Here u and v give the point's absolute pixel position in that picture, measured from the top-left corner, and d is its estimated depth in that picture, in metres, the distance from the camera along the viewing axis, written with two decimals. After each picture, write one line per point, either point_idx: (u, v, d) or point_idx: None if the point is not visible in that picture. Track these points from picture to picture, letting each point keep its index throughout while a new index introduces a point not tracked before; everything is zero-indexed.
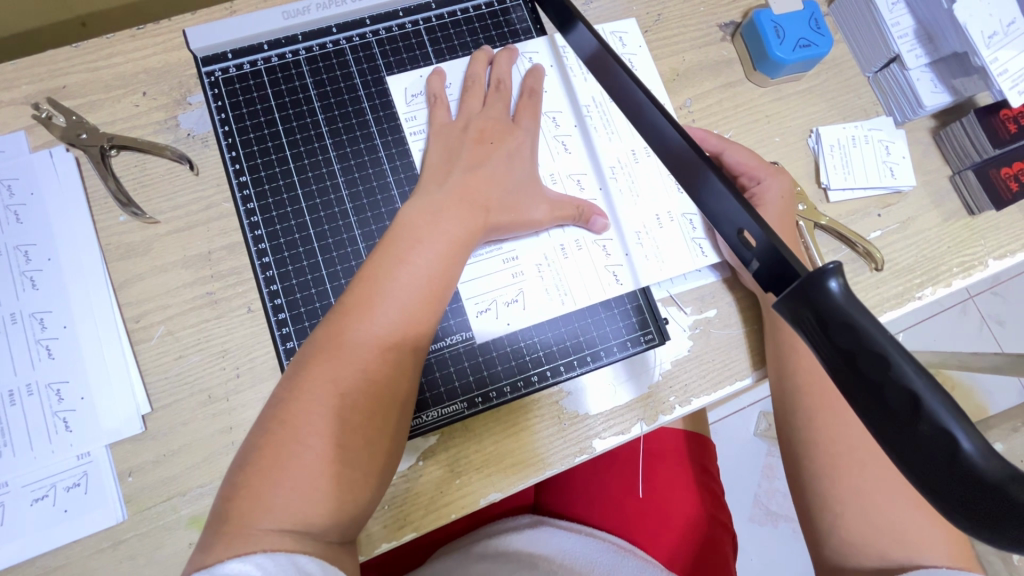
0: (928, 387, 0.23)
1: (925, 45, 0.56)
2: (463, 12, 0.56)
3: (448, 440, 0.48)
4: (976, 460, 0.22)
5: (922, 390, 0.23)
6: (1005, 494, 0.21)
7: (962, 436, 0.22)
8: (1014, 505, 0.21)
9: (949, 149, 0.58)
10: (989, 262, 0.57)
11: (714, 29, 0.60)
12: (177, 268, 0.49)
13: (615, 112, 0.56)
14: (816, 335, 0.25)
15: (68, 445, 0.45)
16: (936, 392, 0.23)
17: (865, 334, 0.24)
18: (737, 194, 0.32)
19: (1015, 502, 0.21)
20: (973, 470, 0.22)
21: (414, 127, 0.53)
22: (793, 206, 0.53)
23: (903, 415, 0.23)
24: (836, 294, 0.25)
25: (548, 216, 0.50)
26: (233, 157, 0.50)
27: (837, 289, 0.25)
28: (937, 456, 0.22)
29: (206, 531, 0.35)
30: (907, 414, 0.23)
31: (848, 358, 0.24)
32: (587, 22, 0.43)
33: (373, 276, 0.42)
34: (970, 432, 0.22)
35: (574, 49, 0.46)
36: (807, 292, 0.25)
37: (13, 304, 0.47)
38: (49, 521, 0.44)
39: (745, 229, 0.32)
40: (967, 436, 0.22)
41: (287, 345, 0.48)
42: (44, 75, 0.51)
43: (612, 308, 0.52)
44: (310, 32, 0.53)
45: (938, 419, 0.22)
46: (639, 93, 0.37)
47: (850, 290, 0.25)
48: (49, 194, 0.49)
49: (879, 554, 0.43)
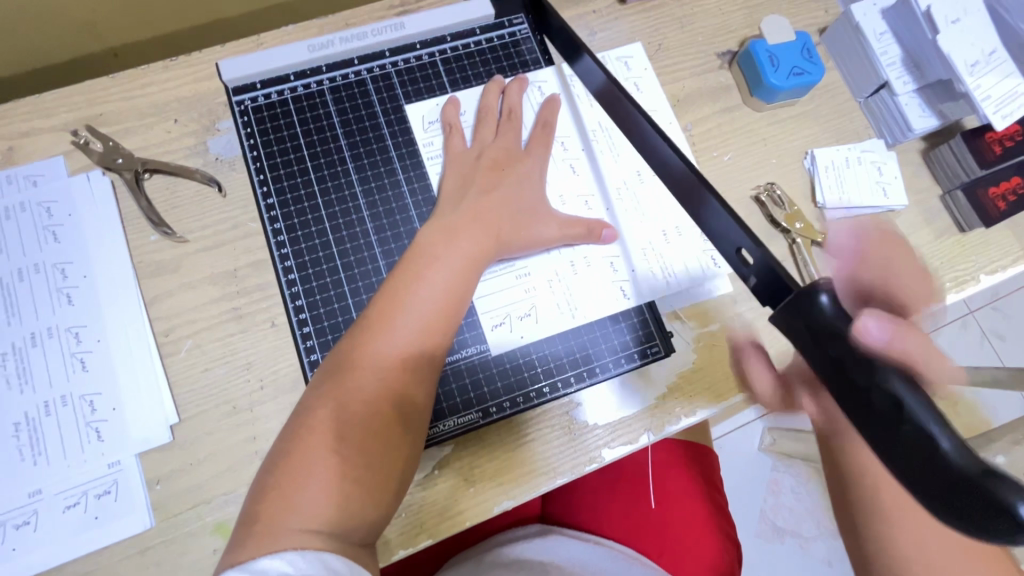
0: (907, 389, 0.26)
1: (912, 72, 0.59)
2: (476, 44, 0.60)
3: (463, 449, 0.50)
4: (950, 457, 0.24)
5: (900, 391, 0.26)
6: (980, 488, 0.23)
7: (940, 435, 0.25)
8: (994, 498, 0.23)
9: (938, 170, 0.61)
10: (981, 277, 0.60)
11: (713, 58, 0.63)
12: (205, 285, 0.51)
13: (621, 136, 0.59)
14: (808, 344, 0.29)
15: (99, 454, 0.47)
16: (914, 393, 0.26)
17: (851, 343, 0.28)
18: (736, 218, 0.34)
19: (991, 496, 0.23)
20: (947, 464, 0.24)
21: (431, 152, 0.56)
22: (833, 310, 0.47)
23: (885, 414, 0.26)
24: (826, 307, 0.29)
25: (557, 235, 0.52)
26: (261, 180, 0.54)
27: (826, 303, 0.28)
28: (916, 451, 0.25)
29: (238, 533, 0.38)
30: (890, 414, 0.26)
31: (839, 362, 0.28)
32: (591, 53, 0.48)
33: (395, 291, 0.45)
34: (946, 430, 0.25)
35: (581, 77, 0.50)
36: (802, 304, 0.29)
37: (49, 319, 0.49)
38: (81, 528, 0.46)
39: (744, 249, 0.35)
40: (946, 436, 0.25)
41: (311, 357, 0.50)
42: (83, 104, 0.54)
43: (619, 322, 0.54)
44: (333, 64, 0.57)
45: (918, 420, 0.25)
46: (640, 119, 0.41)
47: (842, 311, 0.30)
48: (86, 214, 0.52)
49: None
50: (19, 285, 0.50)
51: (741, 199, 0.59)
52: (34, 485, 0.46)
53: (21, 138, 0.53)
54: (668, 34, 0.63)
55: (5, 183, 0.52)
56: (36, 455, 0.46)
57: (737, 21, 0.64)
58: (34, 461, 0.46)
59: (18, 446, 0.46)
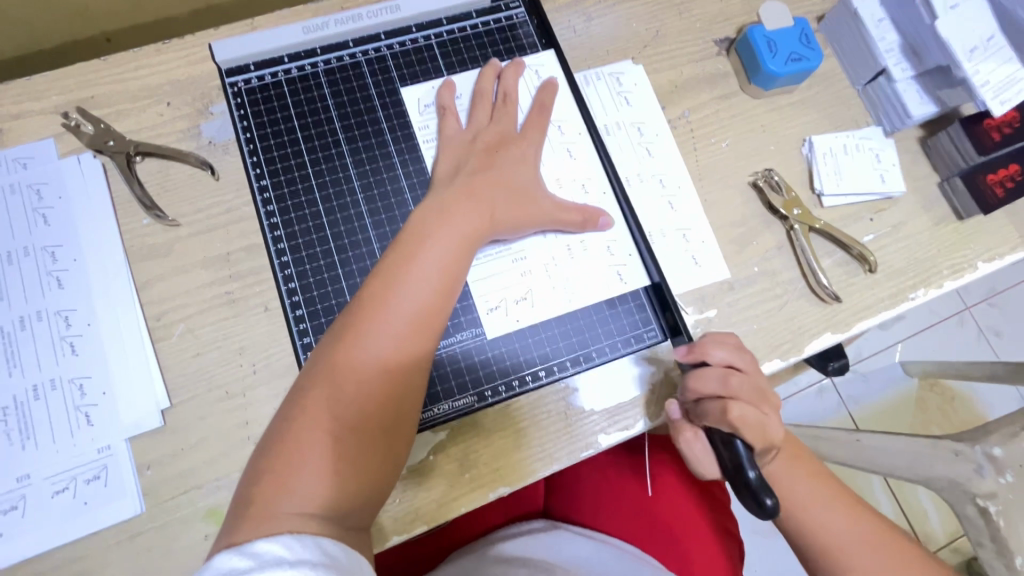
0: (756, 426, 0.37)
1: (910, 58, 0.59)
2: (472, 28, 0.59)
3: (457, 434, 0.49)
4: (749, 479, 0.42)
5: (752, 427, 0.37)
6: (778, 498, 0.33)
7: (749, 467, 0.42)
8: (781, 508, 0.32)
9: (938, 158, 0.61)
10: (979, 265, 0.59)
11: (710, 45, 0.63)
12: (197, 269, 0.51)
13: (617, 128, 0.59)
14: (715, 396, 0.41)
15: (89, 438, 0.46)
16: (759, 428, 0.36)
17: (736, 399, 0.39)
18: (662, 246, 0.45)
19: (758, 497, 0.41)
20: (747, 483, 0.42)
21: (426, 135, 0.55)
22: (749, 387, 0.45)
23: None
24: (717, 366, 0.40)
25: (553, 219, 0.52)
26: (254, 162, 0.53)
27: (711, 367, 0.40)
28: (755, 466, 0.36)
29: (231, 515, 0.37)
30: None
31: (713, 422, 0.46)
32: (558, 49, 0.59)
33: (389, 272, 0.45)
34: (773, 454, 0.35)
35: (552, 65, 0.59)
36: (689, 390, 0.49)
37: (39, 302, 0.48)
38: (70, 514, 0.45)
39: None
40: (752, 469, 0.42)
41: (304, 340, 0.50)
42: (73, 86, 0.53)
43: (616, 306, 0.54)
44: (328, 46, 0.56)
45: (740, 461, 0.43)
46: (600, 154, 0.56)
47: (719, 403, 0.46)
48: (76, 197, 0.51)
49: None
50: (8, 269, 0.49)
51: (739, 186, 0.59)
52: (23, 470, 0.45)
53: (11, 120, 0.52)
54: (666, 20, 0.63)
55: None
56: (25, 439, 0.46)
57: (735, 7, 0.64)
58: (23, 445, 0.46)
59: (6, 431, 0.46)
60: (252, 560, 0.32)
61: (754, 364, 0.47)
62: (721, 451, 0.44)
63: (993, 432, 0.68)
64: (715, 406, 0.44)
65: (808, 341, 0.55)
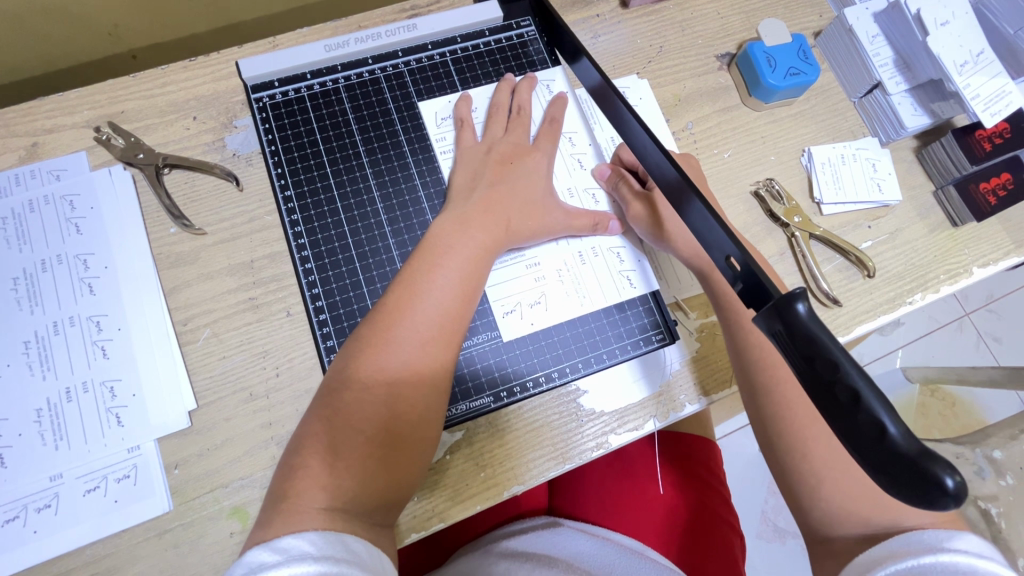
0: (866, 384, 0.30)
1: (903, 72, 0.61)
2: (485, 45, 0.62)
3: (473, 435, 0.51)
4: (897, 441, 0.29)
5: (861, 386, 0.30)
6: (920, 466, 0.28)
7: (887, 422, 0.29)
8: (922, 472, 0.28)
9: (930, 167, 0.63)
10: (974, 270, 0.61)
11: (712, 60, 0.65)
12: (222, 276, 0.53)
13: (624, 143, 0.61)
14: (787, 343, 0.34)
15: (119, 438, 0.48)
16: (872, 389, 0.30)
17: (825, 348, 0.31)
18: (724, 227, 0.40)
19: (925, 472, 0.27)
20: (895, 447, 0.29)
21: (443, 147, 0.58)
22: (650, 210, 0.55)
23: (847, 405, 0.30)
24: (802, 314, 0.33)
25: (564, 227, 0.54)
26: (278, 174, 0.55)
27: (802, 309, 0.33)
28: (871, 436, 0.29)
29: (265, 510, 0.40)
30: (850, 405, 0.30)
31: (792, 334, 0.33)
32: (591, 57, 0.54)
33: (412, 280, 0.47)
34: (896, 420, 0.29)
35: (580, 76, 0.57)
36: (780, 310, 0.33)
37: (71, 308, 0.50)
38: (100, 511, 0.47)
39: (731, 256, 0.41)
40: (895, 423, 0.29)
41: (327, 343, 0.52)
42: (104, 102, 0.56)
43: (625, 310, 0.56)
44: (348, 63, 0.59)
45: (870, 407, 0.30)
46: (635, 123, 0.48)
47: (816, 313, 0.33)
48: (107, 208, 0.53)
49: (864, 519, 0.44)
50: (41, 275, 0.51)
51: (742, 195, 0.61)
52: (56, 469, 0.47)
53: (44, 134, 0.55)
54: (668, 37, 0.65)
55: (29, 178, 0.53)
56: (58, 439, 0.47)
57: (735, 24, 0.67)
58: (55, 445, 0.47)
59: (39, 432, 0.47)
60: (279, 555, 0.34)
61: (644, 194, 0.56)
62: (824, 383, 0.31)
63: (994, 435, 0.76)
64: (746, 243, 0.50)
65: None
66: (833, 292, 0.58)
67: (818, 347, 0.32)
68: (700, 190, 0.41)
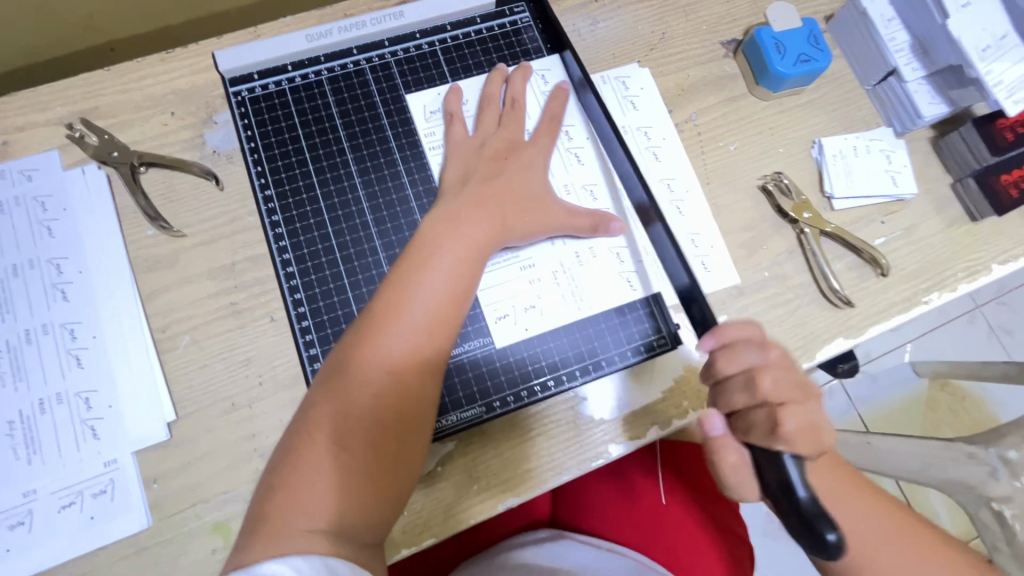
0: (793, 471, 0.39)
1: (920, 58, 0.58)
2: (476, 33, 0.59)
3: (466, 446, 0.49)
4: (810, 512, 0.38)
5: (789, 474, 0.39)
6: (815, 524, 0.38)
7: (800, 489, 0.38)
8: (814, 529, 0.38)
9: (949, 158, 0.60)
10: (993, 267, 0.58)
11: (717, 47, 0.62)
12: (202, 280, 0.50)
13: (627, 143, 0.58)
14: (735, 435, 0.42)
15: (96, 452, 0.46)
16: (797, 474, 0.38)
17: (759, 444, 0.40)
18: (679, 254, 0.47)
19: (816, 528, 0.38)
20: (807, 517, 0.38)
21: (432, 142, 0.55)
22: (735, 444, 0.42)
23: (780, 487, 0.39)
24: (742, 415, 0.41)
25: (559, 226, 0.51)
26: (259, 172, 0.53)
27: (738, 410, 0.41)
28: (798, 515, 0.38)
29: (244, 532, 0.37)
30: (783, 488, 0.39)
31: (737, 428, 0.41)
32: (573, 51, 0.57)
33: (397, 283, 0.44)
34: (808, 494, 0.38)
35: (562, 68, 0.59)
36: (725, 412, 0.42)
37: (45, 315, 0.48)
38: (76, 529, 0.45)
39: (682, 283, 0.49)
40: (807, 495, 0.38)
41: (310, 351, 0.49)
42: (77, 97, 0.53)
43: (625, 313, 0.53)
44: (332, 54, 0.56)
45: (796, 489, 0.38)
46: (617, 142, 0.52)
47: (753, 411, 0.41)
48: (81, 208, 0.51)
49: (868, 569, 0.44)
50: (12, 281, 0.49)
51: (749, 190, 0.58)
52: (30, 485, 0.45)
53: (15, 132, 0.52)
54: (671, 23, 0.62)
55: None
56: (32, 454, 0.45)
57: (741, 8, 0.63)
58: (29, 460, 0.45)
59: (12, 446, 0.45)
60: None
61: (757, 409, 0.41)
62: (767, 470, 0.40)
63: None
64: (742, 379, 0.41)
65: (819, 347, 0.55)
66: (846, 292, 0.56)
67: (757, 447, 0.40)
68: (661, 216, 0.48)
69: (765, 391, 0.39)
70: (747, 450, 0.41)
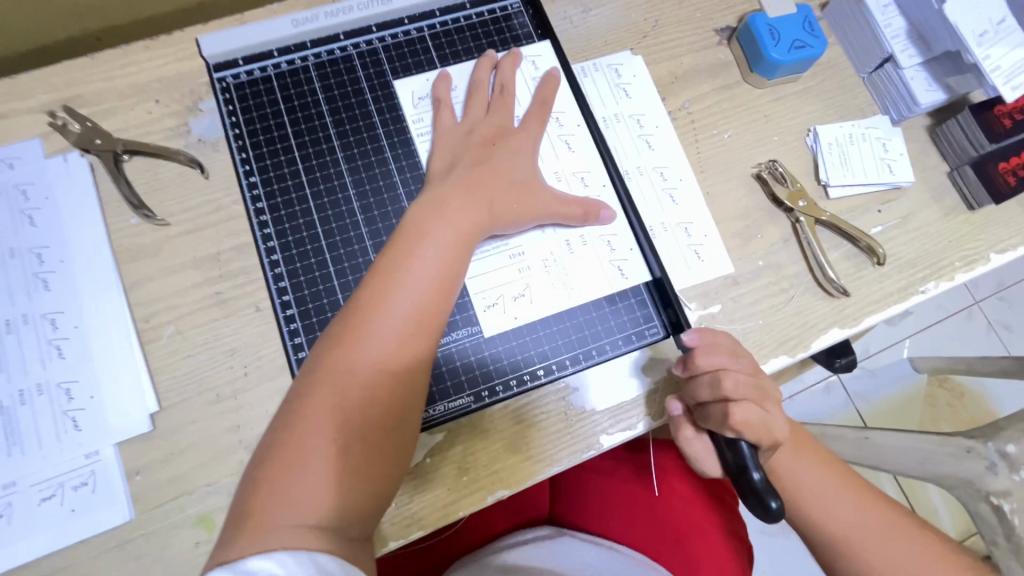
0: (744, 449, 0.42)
1: (917, 44, 0.57)
2: (466, 19, 0.58)
3: (455, 436, 0.48)
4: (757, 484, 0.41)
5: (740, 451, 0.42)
6: (760, 495, 0.40)
7: (754, 470, 0.41)
8: (761, 500, 0.40)
9: (945, 147, 0.59)
10: (990, 256, 0.57)
11: (711, 34, 0.61)
12: (187, 269, 0.49)
13: (618, 130, 0.57)
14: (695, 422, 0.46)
15: (77, 444, 0.45)
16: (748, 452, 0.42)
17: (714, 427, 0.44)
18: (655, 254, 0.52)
19: (762, 499, 0.40)
20: (755, 488, 0.41)
21: (420, 129, 0.54)
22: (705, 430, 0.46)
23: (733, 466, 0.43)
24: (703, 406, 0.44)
25: (549, 213, 0.51)
26: (244, 159, 0.52)
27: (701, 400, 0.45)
28: (748, 489, 0.41)
29: (226, 528, 0.36)
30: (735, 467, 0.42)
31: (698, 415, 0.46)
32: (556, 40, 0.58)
33: (386, 271, 0.43)
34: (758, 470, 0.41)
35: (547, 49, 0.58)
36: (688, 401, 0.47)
37: (25, 305, 0.47)
38: (56, 522, 0.44)
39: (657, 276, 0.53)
40: (758, 473, 0.41)
41: (295, 340, 0.49)
42: (59, 84, 0.52)
43: (616, 303, 0.52)
44: (318, 40, 0.55)
45: (746, 465, 0.42)
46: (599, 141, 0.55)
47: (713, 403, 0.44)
48: (63, 197, 0.50)
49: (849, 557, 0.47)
50: None
51: (743, 178, 0.57)
52: (9, 477, 0.44)
53: None
54: (664, 10, 0.61)
55: None
56: (12, 445, 0.45)
57: None
58: (8, 452, 0.44)
59: None
60: None
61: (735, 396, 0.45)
62: (724, 452, 0.43)
63: None
64: (709, 377, 0.44)
65: (814, 337, 0.54)
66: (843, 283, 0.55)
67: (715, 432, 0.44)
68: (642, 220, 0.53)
69: (727, 389, 0.42)
70: (708, 437, 0.46)
